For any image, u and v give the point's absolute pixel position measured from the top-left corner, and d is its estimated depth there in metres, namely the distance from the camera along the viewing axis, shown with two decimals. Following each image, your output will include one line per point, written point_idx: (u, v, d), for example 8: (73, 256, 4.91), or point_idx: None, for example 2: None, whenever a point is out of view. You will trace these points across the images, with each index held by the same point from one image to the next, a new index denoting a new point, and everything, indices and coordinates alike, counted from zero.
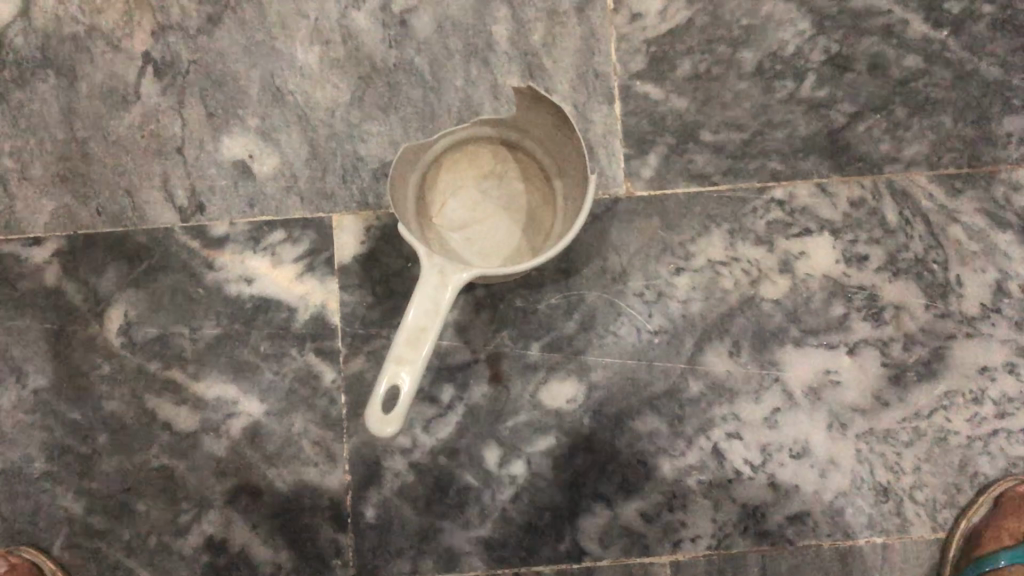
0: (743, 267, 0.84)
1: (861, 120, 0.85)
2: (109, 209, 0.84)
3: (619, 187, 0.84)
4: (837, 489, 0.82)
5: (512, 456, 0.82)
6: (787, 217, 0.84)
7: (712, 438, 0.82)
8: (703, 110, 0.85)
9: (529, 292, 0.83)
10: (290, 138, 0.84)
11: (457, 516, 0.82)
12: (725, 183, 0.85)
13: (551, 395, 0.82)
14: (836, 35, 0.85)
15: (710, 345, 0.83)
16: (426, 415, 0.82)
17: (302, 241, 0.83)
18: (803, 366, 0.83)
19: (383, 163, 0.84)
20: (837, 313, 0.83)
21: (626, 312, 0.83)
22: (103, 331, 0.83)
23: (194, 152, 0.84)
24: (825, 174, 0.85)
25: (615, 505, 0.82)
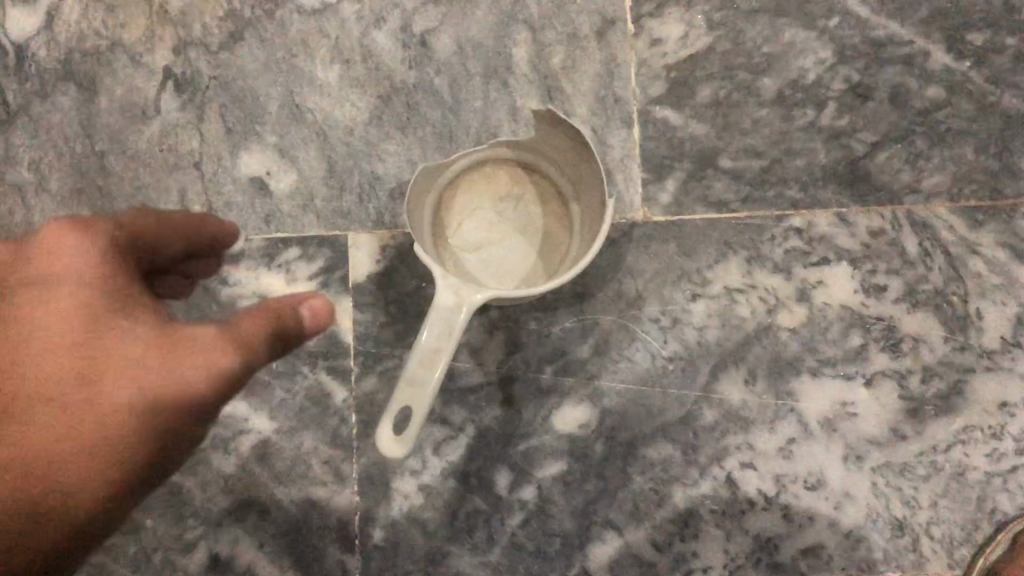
0: (761, 295, 0.83)
1: (880, 149, 0.85)
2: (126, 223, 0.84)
3: (636, 212, 0.84)
4: (852, 523, 0.80)
5: (523, 481, 0.81)
6: (805, 246, 0.84)
7: (726, 467, 0.81)
8: (723, 136, 0.85)
9: (543, 315, 0.83)
10: (307, 156, 0.84)
11: (465, 540, 0.81)
12: (742, 210, 0.84)
13: (563, 421, 0.82)
14: (857, 64, 0.85)
15: (725, 374, 0.82)
16: (436, 436, 0.82)
17: (317, 259, 0.83)
18: (819, 396, 0.82)
19: (401, 183, 0.84)
20: (854, 343, 0.82)
21: (640, 338, 0.82)
22: None
23: (212, 168, 0.84)
24: (844, 203, 0.84)
25: (626, 533, 0.81)
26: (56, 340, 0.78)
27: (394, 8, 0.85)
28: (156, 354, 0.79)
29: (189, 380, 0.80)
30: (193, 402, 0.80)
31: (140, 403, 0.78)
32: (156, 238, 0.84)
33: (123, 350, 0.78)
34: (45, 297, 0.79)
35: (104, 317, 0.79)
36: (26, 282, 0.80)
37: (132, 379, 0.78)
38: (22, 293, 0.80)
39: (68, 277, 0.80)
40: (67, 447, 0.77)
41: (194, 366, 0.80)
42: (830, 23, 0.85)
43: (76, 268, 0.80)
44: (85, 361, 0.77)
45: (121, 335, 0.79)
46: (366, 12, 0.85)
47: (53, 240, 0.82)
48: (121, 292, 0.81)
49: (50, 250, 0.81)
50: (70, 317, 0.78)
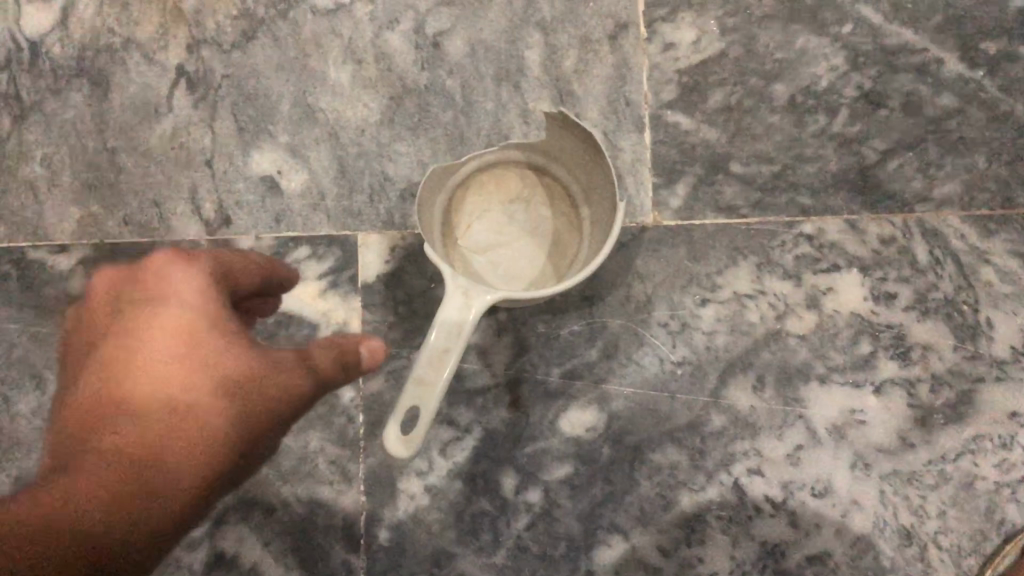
0: (770, 301, 0.83)
1: (892, 157, 0.84)
2: (136, 220, 0.84)
3: (646, 216, 0.84)
4: (859, 531, 0.80)
5: (529, 484, 0.81)
6: (815, 252, 0.83)
7: (733, 473, 0.81)
8: (734, 141, 0.85)
9: (552, 318, 0.83)
10: (319, 155, 0.84)
11: (471, 542, 0.81)
12: (753, 215, 0.84)
13: (570, 423, 0.81)
14: (870, 71, 0.85)
15: (733, 379, 0.82)
16: (443, 438, 0.82)
17: (327, 258, 0.83)
18: (828, 403, 0.81)
19: (411, 183, 0.84)
20: (863, 351, 0.82)
21: (649, 342, 0.82)
22: None
23: (223, 166, 0.84)
24: (854, 210, 0.84)
25: (632, 537, 0.80)
26: (103, 377, 0.61)
27: (408, 10, 0.85)
28: (202, 391, 0.61)
29: (207, 430, 0.61)
30: (198, 465, 0.61)
31: (151, 454, 0.60)
32: (240, 279, 0.68)
33: (187, 390, 0.61)
34: (128, 330, 0.62)
35: (183, 361, 0.61)
36: (127, 304, 0.63)
37: (140, 427, 0.60)
38: (118, 317, 0.62)
39: (179, 306, 0.62)
40: (44, 502, 0.59)
41: (214, 407, 0.61)
42: (844, 30, 0.85)
43: (183, 296, 0.62)
44: (94, 400, 0.61)
45: (200, 378, 0.61)
46: (379, 14, 0.85)
47: (160, 265, 0.63)
48: (199, 327, 0.62)
49: (161, 274, 0.63)
50: (143, 349, 0.61)
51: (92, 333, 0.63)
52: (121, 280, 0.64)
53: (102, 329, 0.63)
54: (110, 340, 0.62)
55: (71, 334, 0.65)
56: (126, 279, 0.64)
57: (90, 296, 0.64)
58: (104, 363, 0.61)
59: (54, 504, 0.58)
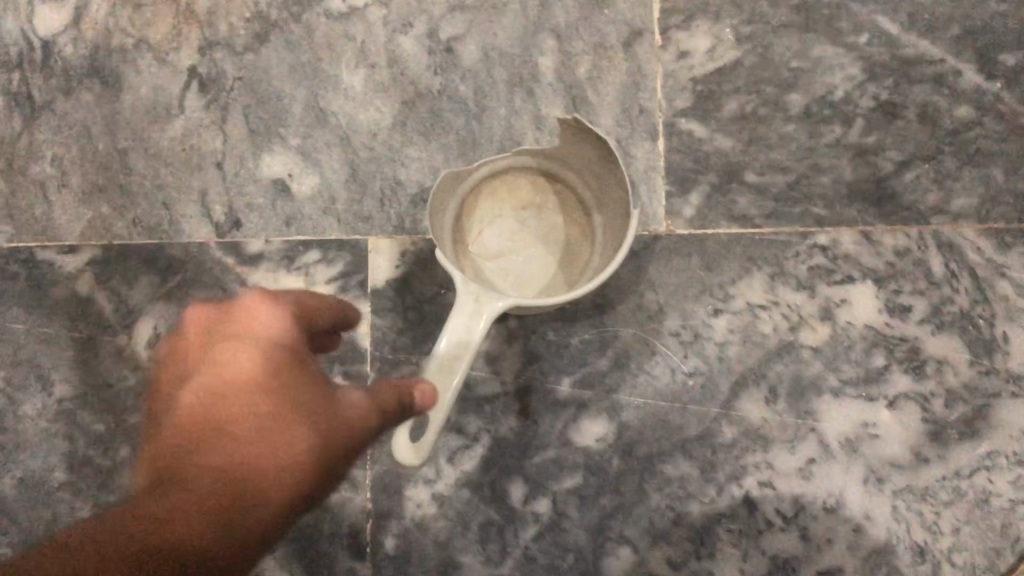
0: (783, 312, 0.82)
1: (908, 169, 0.84)
2: (146, 221, 0.83)
3: (659, 225, 0.83)
4: (871, 547, 0.79)
5: (537, 494, 0.80)
6: (829, 264, 0.83)
7: (744, 486, 0.80)
8: (748, 150, 0.84)
9: (563, 326, 0.82)
10: (330, 159, 0.84)
11: (478, 552, 0.80)
12: (766, 225, 0.83)
13: (580, 433, 0.81)
14: (887, 81, 0.84)
15: (746, 391, 0.81)
16: (451, 446, 0.81)
17: (336, 263, 0.82)
18: (841, 417, 0.80)
19: (423, 188, 0.83)
20: (877, 364, 0.81)
21: (660, 352, 0.81)
22: (132, 343, 0.81)
23: (234, 168, 0.84)
24: (869, 221, 0.83)
25: (640, 550, 0.79)
26: (195, 408, 0.66)
27: (421, 14, 0.85)
28: (279, 421, 0.65)
29: (286, 458, 0.65)
30: (276, 490, 0.66)
31: (231, 479, 0.65)
32: (316, 314, 0.70)
33: (265, 420, 0.65)
34: (216, 366, 0.65)
35: (265, 394, 0.65)
36: (217, 340, 0.66)
37: (227, 454, 0.65)
38: (208, 353, 0.66)
39: (263, 344, 0.65)
40: (139, 526, 0.64)
41: (290, 435, 0.65)
42: (860, 40, 0.85)
43: (271, 336, 0.66)
44: (185, 430, 0.66)
45: (279, 410, 0.65)
46: (393, 17, 0.85)
47: (248, 306, 0.66)
48: (282, 364, 0.65)
49: (248, 314, 0.66)
50: (231, 383, 0.65)
51: (184, 368, 0.67)
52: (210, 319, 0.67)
53: (193, 366, 0.66)
54: (201, 375, 0.66)
55: (159, 367, 0.68)
56: (216, 317, 0.67)
57: (181, 331, 0.67)
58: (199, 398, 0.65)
59: (146, 524, 0.64)
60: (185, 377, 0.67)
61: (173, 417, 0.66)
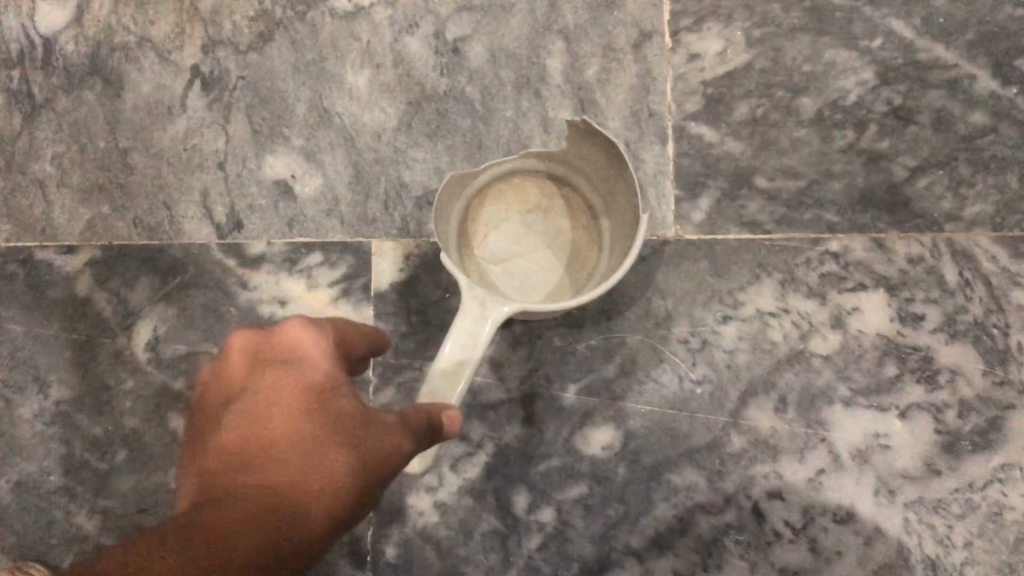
0: (794, 319, 0.80)
1: (922, 174, 0.82)
2: (146, 221, 0.82)
3: (668, 229, 0.82)
4: (882, 560, 0.77)
5: (541, 503, 0.79)
6: (840, 271, 0.81)
7: (752, 496, 0.78)
8: (759, 155, 0.83)
9: (569, 332, 0.80)
10: (334, 160, 0.83)
11: (481, 562, 0.78)
12: (777, 231, 0.82)
13: (585, 441, 0.79)
14: (900, 86, 0.83)
15: (755, 400, 0.79)
16: (454, 453, 0.79)
17: (339, 265, 0.81)
18: (852, 427, 0.79)
19: (428, 191, 0.82)
20: (889, 373, 0.80)
21: (668, 359, 0.80)
22: (130, 345, 0.80)
23: (236, 169, 0.83)
24: (882, 228, 0.82)
25: (646, 561, 0.78)
26: (231, 438, 0.58)
27: (428, 14, 0.84)
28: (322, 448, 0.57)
29: (318, 489, 0.56)
30: (303, 532, 0.55)
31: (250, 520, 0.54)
32: (352, 339, 0.63)
33: (306, 449, 0.57)
34: (260, 395, 0.59)
35: (310, 422, 0.57)
36: (260, 367, 0.60)
37: (257, 488, 0.56)
38: (250, 381, 0.59)
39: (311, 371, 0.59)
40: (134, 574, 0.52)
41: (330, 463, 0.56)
42: (873, 44, 0.83)
43: (314, 362, 0.59)
44: (216, 463, 0.58)
45: (318, 437, 0.57)
46: (399, 17, 0.84)
47: (292, 330, 0.60)
48: (328, 391, 0.58)
49: (292, 339, 0.60)
50: (273, 411, 0.58)
51: (224, 397, 0.60)
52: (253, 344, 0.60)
53: (234, 394, 0.60)
54: (240, 405, 0.59)
55: (199, 393, 0.62)
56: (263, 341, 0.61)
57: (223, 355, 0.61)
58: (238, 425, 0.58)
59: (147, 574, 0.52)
60: (224, 406, 0.60)
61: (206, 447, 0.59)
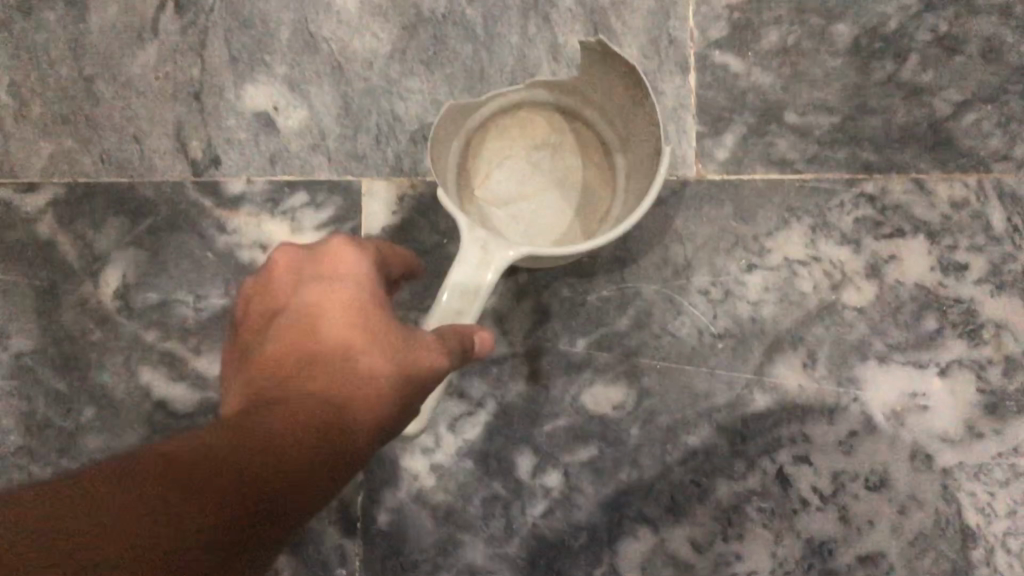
0: (825, 268, 0.73)
1: (968, 110, 0.75)
2: (114, 156, 0.75)
3: (688, 169, 0.74)
4: (917, 529, 0.71)
5: (547, 466, 0.72)
6: (876, 215, 0.74)
7: (777, 461, 0.72)
8: (789, 88, 0.75)
9: (578, 281, 0.73)
10: (320, 91, 0.75)
11: (481, 529, 0.72)
12: (808, 171, 0.74)
13: (595, 400, 0.72)
14: (946, 12, 0.75)
15: (781, 356, 0.73)
16: (453, 412, 0.73)
17: (326, 206, 0.74)
18: (887, 385, 0.72)
19: (424, 125, 0.75)
20: (928, 327, 0.73)
21: (686, 312, 0.73)
22: (98, 292, 0.73)
23: (213, 99, 0.75)
24: (922, 169, 0.74)
25: (662, 530, 0.71)
26: (279, 349, 0.54)
27: None
28: (367, 356, 0.53)
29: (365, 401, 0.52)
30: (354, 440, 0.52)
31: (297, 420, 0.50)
32: (388, 262, 0.61)
33: (348, 359, 0.53)
34: (310, 307, 0.55)
35: (357, 330, 0.53)
36: (305, 281, 0.56)
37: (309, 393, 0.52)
38: (293, 294, 0.56)
39: (352, 283, 0.55)
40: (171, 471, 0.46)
41: (378, 372, 0.53)
42: None
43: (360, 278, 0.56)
44: (259, 372, 0.54)
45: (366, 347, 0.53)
46: None
47: (334, 246, 0.57)
48: (372, 303, 0.55)
49: (336, 255, 0.56)
50: (319, 322, 0.54)
51: (267, 312, 0.57)
52: (297, 260, 0.57)
53: (278, 306, 0.56)
54: (285, 316, 0.55)
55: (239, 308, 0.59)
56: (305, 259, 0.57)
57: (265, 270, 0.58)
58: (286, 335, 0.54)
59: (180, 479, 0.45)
60: (266, 321, 0.56)
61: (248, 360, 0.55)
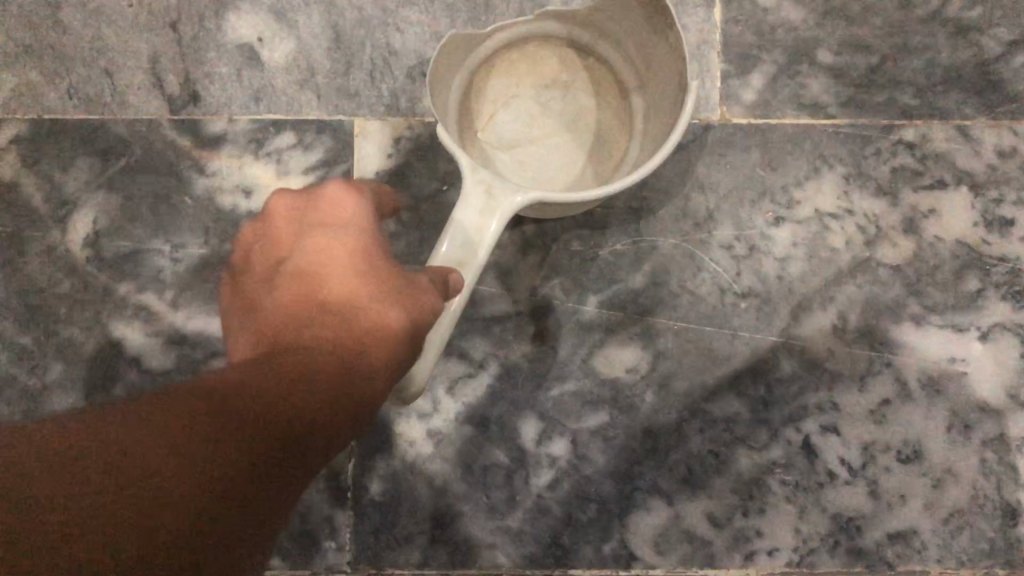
0: (858, 222, 0.67)
1: (1019, 50, 0.68)
2: (83, 91, 0.68)
3: (712, 112, 0.68)
4: (953, 505, 0.66)
5: (554, 433, 0.66)
6: (916, 164, 0.68)
7: (803, 430, 0.66)
8: (823, 24, 0.69)
9: (590, 233, 0.67)
10: (309, 21, 0.68)
11: (481, 500, 0.66)
12: (842, 116, 0.68)
13: (607, 362, 0.67)
14: None
15: (810, 317, 0.67)
16: (452, 374, 0.67)
17: (315, 148, 0.68)
18: (924, 350, 0.66)
19: (422, 60, 0.68)
20: (970, 287, 0.67)
21: (707, 268, 0.67)
22: (66, 240, 0.67)
23: (191, 29, 0.68)
24: (968, 115, 0.68)
25: (677, 503, 0.66)
26: (285, 300, 0.50)
27: None
28: (371, 304, 0.49)
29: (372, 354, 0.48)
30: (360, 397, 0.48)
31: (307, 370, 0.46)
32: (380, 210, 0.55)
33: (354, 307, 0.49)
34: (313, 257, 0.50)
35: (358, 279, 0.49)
36: (304, 231, 0.51)
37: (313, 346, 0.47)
38: (293, 245, 0.51)
39: (353, 230, 0.51)
40: (133, 470, 0.39)
41: (384, 318, 0.49)
42: None
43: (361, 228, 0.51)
44: (268, 323, 0.49)
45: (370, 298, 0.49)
46: None
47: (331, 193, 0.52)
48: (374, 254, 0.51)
49: (331, 201, 0.52)
50: (322, 269, 0.50)
51: (272, 265, 0.52)
52: (296, 207, 0.52)
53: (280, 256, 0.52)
54: (288, 267, 0.51)
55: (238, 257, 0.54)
56: (302, 207, 0.52)
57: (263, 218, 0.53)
58: (288, 286, 0.50)
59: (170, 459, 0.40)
60: (271, 272, 0.52)
61: (256, 313, 0.50)
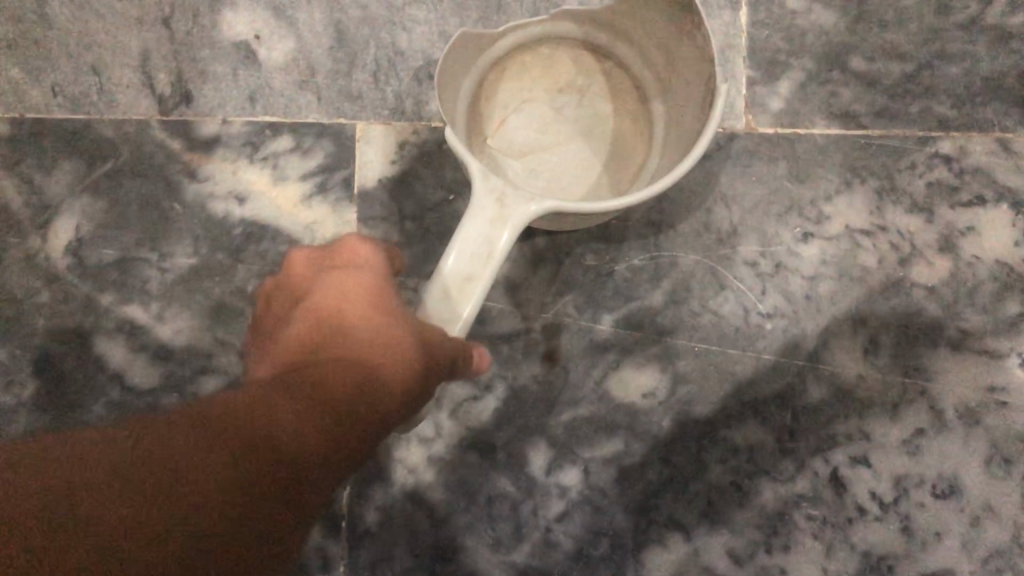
0: (892, 239, 0.63)
1: None
2: (68, 88, 0.64)
3: (737, 120, 0.64)
4: (991, 544, 0.61)
5: (564, 461, 0.62)
6: (953, 179, 0.64)
7: (832, 462, 0.62)
8: (856, 28, 0.65)
9: (605, 248, 0.63)
10: (310, 18, 0.64)
11: (486, 533, 0.62)
12: (876, 126, 0.64)
13: (622, 386, 0.62)
14: None
15: (840, 340, 0.62)
16: (456, 396, 0.62)
17: (313, 153, 0.63)
18: (961, 377, 0.62)
19: (429, 62, 0.64)
20: (1012, 311, 0.62)
21: (730, 286, 0.63)
22: (47, 247, 0.63)
23: (185, 25, 0.64)
24: (1009, 127, 0.64)
25: (695, 539, 0.61)
26: (294, 332, 0.47)
27: None
28: (376, 327, 0.46)
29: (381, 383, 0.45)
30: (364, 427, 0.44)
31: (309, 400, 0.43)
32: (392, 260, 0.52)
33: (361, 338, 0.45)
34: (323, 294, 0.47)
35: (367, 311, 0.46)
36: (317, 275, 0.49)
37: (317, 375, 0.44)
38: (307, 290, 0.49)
39: (365, 270, 0.49)
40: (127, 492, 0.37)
41: (392, 333, 0.46)
42: None
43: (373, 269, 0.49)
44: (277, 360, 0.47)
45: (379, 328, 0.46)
46: None
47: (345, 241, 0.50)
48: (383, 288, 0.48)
49: (345, 246, 0.50)
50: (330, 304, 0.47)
51: (288, 306, 0.50)
52: (312, 256, 0.51)
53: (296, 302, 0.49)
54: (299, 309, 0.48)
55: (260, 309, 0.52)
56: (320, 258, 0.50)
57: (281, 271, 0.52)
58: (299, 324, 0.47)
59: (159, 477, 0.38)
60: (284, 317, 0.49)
61: (271, 345, 0.48)
